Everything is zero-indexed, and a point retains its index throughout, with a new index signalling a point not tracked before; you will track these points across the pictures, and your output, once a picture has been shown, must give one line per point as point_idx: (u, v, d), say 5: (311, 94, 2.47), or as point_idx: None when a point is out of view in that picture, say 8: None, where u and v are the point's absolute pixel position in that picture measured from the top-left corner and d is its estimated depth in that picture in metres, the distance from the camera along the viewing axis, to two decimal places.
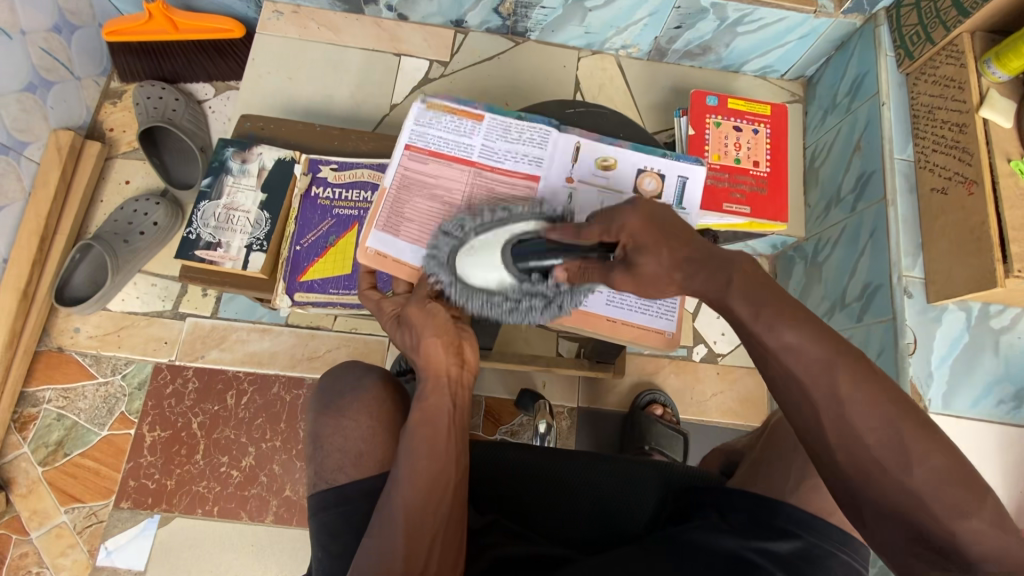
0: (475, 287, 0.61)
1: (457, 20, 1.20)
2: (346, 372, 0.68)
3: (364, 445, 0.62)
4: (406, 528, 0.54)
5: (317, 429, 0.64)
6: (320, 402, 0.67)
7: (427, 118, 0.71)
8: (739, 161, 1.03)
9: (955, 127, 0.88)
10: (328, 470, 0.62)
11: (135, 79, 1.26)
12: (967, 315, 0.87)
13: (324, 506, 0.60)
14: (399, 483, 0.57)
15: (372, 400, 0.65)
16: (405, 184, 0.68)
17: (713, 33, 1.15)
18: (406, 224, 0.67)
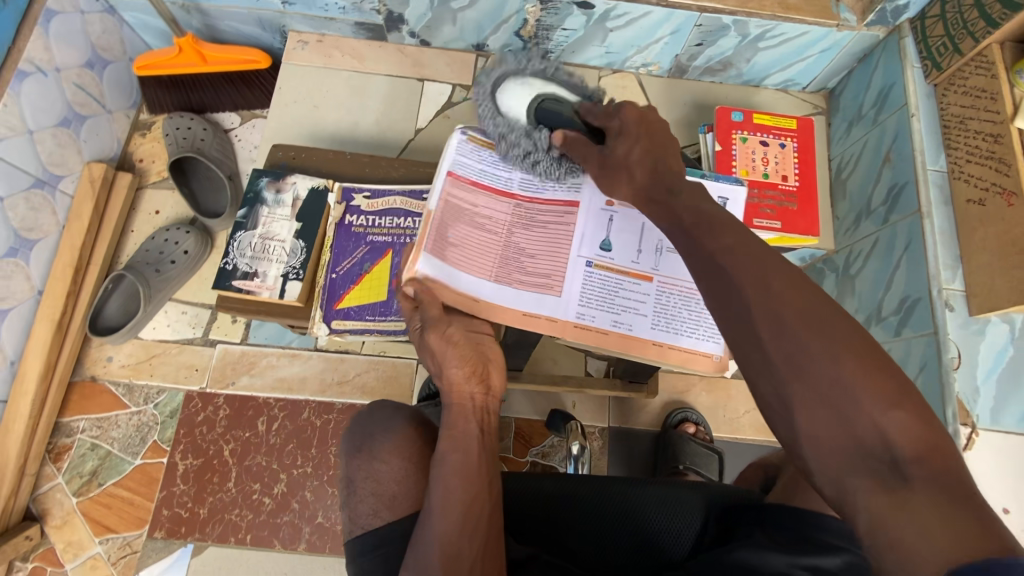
0: (509, 114, 0.71)
1: (479, 44, 1.21)
2: (374, 414, 0.67)
3: (397, 487, 0.61)
4: (444, 558, 0.54)
5: (348, 472, 0.63)
6: (351, 445, 0.66)
7: (466, 151, 0.71)
8: (767, 176, 1.03)
9: (989, 137, 0.87)
10: (362, 515, 0.61)
11: (164, 111, 1.29)
12: (1011, 327, 0.85)
13: (364, 549, 0.59)
14: (433, 514, 0.56)
15: (403, 436, 0.64)
16: (448, 213, 0.67)
17: (734, 48, 1.15)
18: (453, 249, 0.65)
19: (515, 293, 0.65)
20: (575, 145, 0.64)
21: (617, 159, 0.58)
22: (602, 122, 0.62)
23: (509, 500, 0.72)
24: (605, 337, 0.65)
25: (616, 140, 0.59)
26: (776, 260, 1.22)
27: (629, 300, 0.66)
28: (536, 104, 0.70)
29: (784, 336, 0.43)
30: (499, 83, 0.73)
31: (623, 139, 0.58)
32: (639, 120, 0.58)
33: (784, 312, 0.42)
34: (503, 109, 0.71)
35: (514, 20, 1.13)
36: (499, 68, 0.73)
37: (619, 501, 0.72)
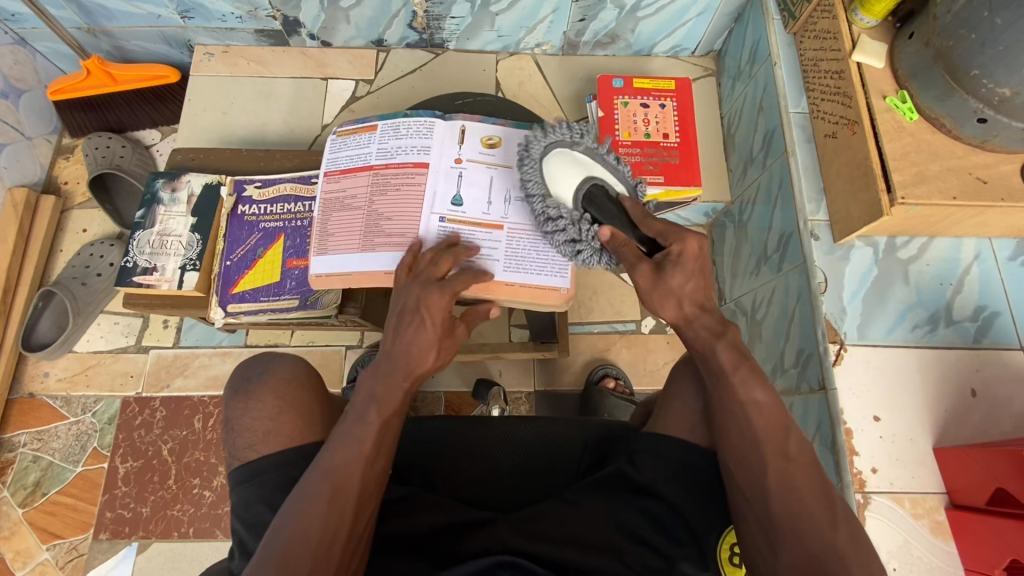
0: (552, 189, 0.63)
1: (377, 40, 1.27)
2: (257, 361, 0.67)
3: (271, 423, 0.61)
4: (358, 500, 0.53)
5: (226, 413, 0.63)
6: (232, 387, 0.65)
7: (334, 142, 0.79)
8: (649, 135, 1.08)
9: (835, 74, 0.93)
10: (240, 449, 0.61)
11: (85, 133, 1.33)
12: (873, 250, 0.91)
13: (241, 480, 0.60)
14: (360, 460, 0.55)
15: (279, 375, 0.64)
16: (324, 207, 0.76)
17: (616, 21, 1.21)
18: (332, 239, 0.74)
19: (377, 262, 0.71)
20: (618, 247, 0.60)
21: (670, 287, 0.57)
22: (661, 241, 0.58)
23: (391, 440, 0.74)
24: None
25: (668, 270, 0.57)
26: (682, 216, 1.29)
27: (484, 249, 0.71)
28: (585, 189, 0.62)
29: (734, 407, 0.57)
30: (547, 152, 0.62)
31: (679, 272, 0.57)
32: (697, 253, 0.58)
33: (778, 430, 0.56)
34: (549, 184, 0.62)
35: (403, 13, 1.18)
36: (548, 132, 0.62)
37: (503, 436, 0.74)
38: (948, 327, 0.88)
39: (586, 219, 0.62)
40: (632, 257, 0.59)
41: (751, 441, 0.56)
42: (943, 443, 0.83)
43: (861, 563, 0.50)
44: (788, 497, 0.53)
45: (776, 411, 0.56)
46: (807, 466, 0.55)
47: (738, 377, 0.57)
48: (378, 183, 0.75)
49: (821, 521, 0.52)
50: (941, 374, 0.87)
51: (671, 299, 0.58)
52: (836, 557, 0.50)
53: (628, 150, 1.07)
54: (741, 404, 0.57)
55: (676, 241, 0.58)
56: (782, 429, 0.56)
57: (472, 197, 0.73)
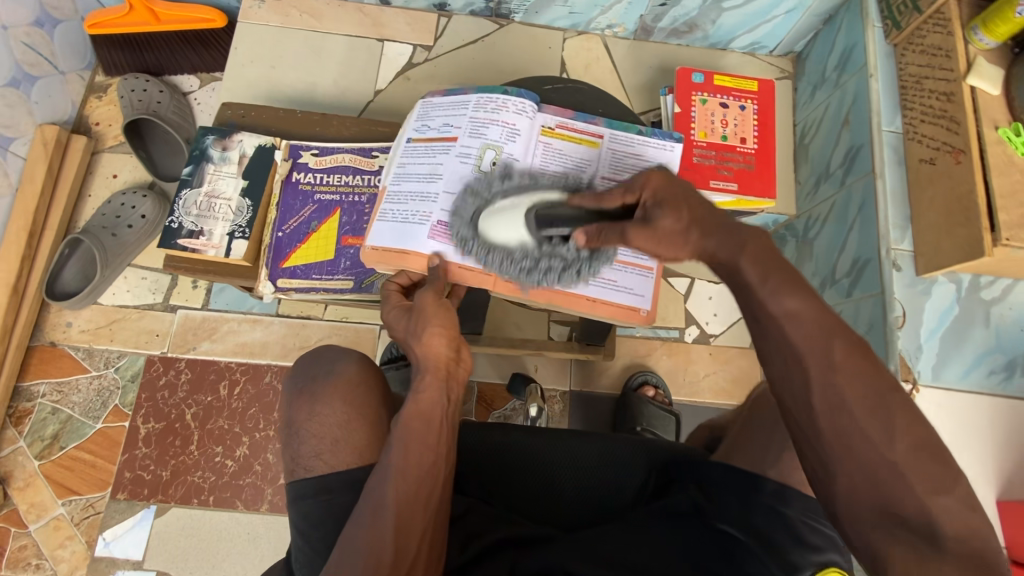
0: (496, 244, 0.65)
1: (440, 3, 1.19)
2: (321, 355, 0.65)
3: (339, 432, 0.59)
4: (397, 524, 0.51)
5: (291, 415, 0.61)
6: (295, 385, 0.63)
7: (423, 108, 0.73)
8: (725, 138, 1.02)
9: (942, 96, 0.87)
10: (304, 456, 0.59)
11: (119, 72, 1.26)
12: (957, 287, 0.86)
13: (306, 493, 0.57)
14: (388, 478, 0.53)
15: (346, 376, 0.61)
16: (399, 178, 0.71)
17: (699, 9, 1.13)
18: (402, 212, 0.69)
19: (456, 253, 0.66)
20: (601, 237, 0.53)
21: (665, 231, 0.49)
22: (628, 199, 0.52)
23: None
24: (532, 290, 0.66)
25: (654, 215, 0.50)
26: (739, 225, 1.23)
27: None
28: (530, 219, 0.60)
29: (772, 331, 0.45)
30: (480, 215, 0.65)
31: (664, 212, 0.49)
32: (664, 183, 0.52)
33: (820, 337, 0.43)
34: (495, 241, 0.64)
35: None
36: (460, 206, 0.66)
37: (563, 452, 0.72)
38: None
39: (553, 241, 0.60)
40: (617, 235, 0.51)
41: (789, 360, 0.45)
42: (1007, 497, 0.81)
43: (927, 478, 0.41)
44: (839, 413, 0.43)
45: (816, 317, 0.44)
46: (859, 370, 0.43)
47: (769, 289, 0.44)
48: (460, 163, 0.68)
49: (877, 439, 0.42)
50: (1012, 424, 0.84)
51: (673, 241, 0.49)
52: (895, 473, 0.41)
53: (702, 151, 1.01)
54: (773, 320, 0.45)
55: (641, 189, 0.52)
56: (827, 333, 0.43)
57: None
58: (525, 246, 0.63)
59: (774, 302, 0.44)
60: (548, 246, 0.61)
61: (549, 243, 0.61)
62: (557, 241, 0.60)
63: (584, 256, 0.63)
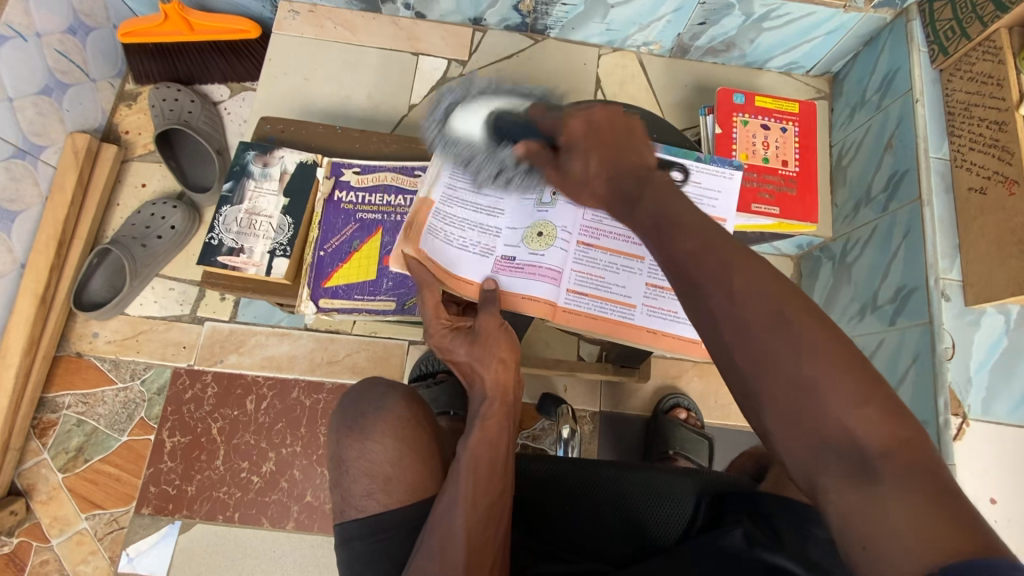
0: (459, 136, 0.63)
1: (476, 18, 1.18)
2: (367, 390, 0.63)
3: (391, 469, 0.57)
4: (469, 551, 0.52)
5: (341, 452, 0.60)
6: (342, 421, 0.62)
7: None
8: (767, 160, 1.01)
9: (994, 125, 0.86)
10: (356, 497, 0.58)
11: (150, 81, 1.25)
12: (1006, 318, 0.84)
13: (355, 535, 0.56)
14: (459, 505, 0.54)
15: (395, 415, 0.60)
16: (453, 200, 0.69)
17: (738, 29, 1.12)
18: (456, 237, 0.67)
19: (518, 284, 0.65)
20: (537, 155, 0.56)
21: (576, 175, 0.52)
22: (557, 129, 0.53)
23: None
24: (593, 321, 0.65)
25: (568, 157, 0.52)
26: (773, 247, 1.20)
27: (623, 284, 0.66)
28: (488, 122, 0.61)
29: None
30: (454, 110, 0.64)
31: (576, 157, 0.51)
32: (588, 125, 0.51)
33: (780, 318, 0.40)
34: (457, 131, 0.63)
35: None
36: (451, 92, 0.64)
37: (607, 486, 0.70)
38: None
39: (502, 147, 0.61)
40: (545, 161, 0.55)
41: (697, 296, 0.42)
42: None
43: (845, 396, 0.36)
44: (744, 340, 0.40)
45: (717, 247, 0.41)
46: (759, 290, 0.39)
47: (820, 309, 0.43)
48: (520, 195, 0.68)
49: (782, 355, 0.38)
50: None
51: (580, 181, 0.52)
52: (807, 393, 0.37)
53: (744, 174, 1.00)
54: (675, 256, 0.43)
55: (569, 122, 0.52)
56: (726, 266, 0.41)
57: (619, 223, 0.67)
58: (477, 146, 0.62)
59: (713, 275, 0.42)
60: (497, 151, 0.61)
61: (499, 149, 0.61)
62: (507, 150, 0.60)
63: (524, 171, 0.62)
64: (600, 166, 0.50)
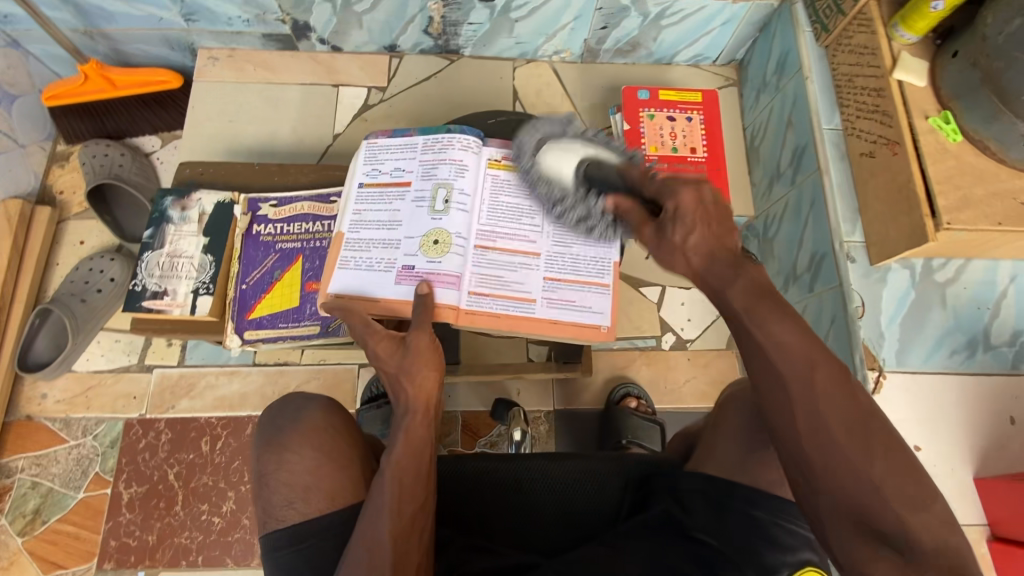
0: (546, 174, 0.64)
1: (390, 45, 1.22)
2: (284, 407, 0.65)
3: (310, 478, 0.59)
4: (393, 557, 0.51)
5: (259, 467, 0.61)
6: (261, 438, 0.63)
7: (370, 150, 0.75)
8: (676, 149, 1.05)
9: (873, 92, 0.90)
10: (276, 507, 0.59)
11: (80, 140, 1.27)
12: (911, 272, 0.89)
13: (280, 544, 0.57)
14: (381, 516, 0.53)
15: (312, 425, 0.62)
16: (357, 225, 0.72)
17: (639, 29, 1.17)
18: (362, 258, 0.71)
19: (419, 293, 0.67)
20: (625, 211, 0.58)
21: (672, 244, 0.53)
22: (659, 197, 0.54)
23: None
24: (495, 319, 0.68)
25: (667, 228, 0.53)
26: None
27: (522, 281, 0.69)
28: (581, 167, 0.62)
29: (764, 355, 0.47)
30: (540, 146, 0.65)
31: (679, 228, 0.52)
32: (697, 202, 0.52)
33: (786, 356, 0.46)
34: (543, 163, 0.63)
35: (419, 18, 1.13)
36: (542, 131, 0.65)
37: (539, 476, 0.72)
38: (986, 353, 0.87)
39: (587, 196, 0.62)
40: (637, 219, 0.57)
41: (773, 381, 0.47)
42: (984, 474, 0.81)
43: (907, 500, 0.42)
44: (818, 435, 0.45)
45: (800, 345, 0.46)
46: (836, 396, 0.45)
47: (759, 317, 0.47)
48: (415, 207, 0.71)
49: (854, 457, 0.43)
50: (977, 401, 0.85)
51: (674, 255, 0.53)
52: (877, 494, 0.42)
53: (655, 165, 1.04)
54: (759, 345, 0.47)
55: (670, 197, 0.53)
56: (809, 360, 0.45)
57: (511, 224, 0.70)
58: (566, 187, 0.63)
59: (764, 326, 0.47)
60: (579, 198, 0.63)
61: (581, 196, 0.62)
62: (592, 197, 0.62)
63: (605, 220, 0.64)
64: (710, 237, 0.51)
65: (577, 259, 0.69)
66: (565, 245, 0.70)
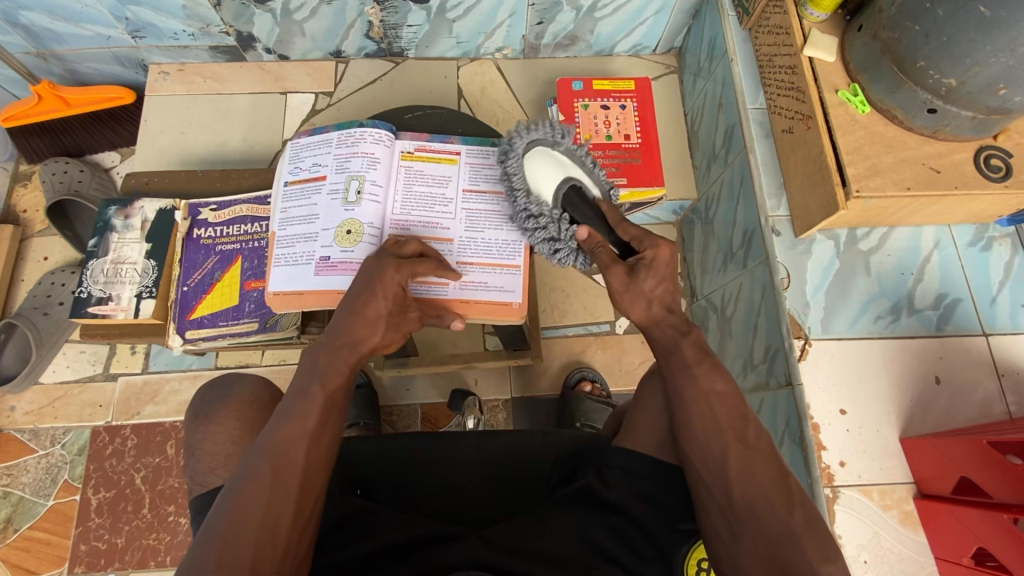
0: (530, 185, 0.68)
1: (335, 51, 1.26)
2: (217, 383, 0.67)
3: (233, 447, 0.61)
4: (303, 480, 0.50)
5: (186, 439, 0.63)
6: (193, 414, 0.65)
7: (292, 150, 0.77)
8: (610, 137, 1.08)
9: (789, 70, 0.93)
10: (201, 473, 0.61)
11: (41, 159, 1.31)
12: (835, 243, 0.92)
13: (204, 510, 0.59)
14: (301, 440, 0.51)
15: (242, 401, 0.64)
16: (284, 222, 0.75)
17: (575, 22, 1.20)
18: (288, 254, 0.73)
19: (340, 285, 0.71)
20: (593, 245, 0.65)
21: (640, 288, 0.62)
22: (638, 246, 0.64)
23: (354, 460, 0.73)
24: None
25: (641, 273, 0.62)
26: (650, 216, 1.29)
27: None
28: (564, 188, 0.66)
29: (701, 400, 0.58)
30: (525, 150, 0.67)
31: (651, 275, 0.62)
32: (668, 259, 0.63)
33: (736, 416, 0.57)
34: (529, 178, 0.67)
35: (359, 23, 1.16)
36: (531, 129, 0.67)
37: (472, 450, 0.74)
38: (911, 316, 0.89)
39: (564, 221, 0.67)
40: (608, 258, 0.65)
41: (712, 427, 0.56)
42: (909, 434, 0.83)
43: (817, 546, 0.50)
44: (748, 485, 0.54)
45: (734, 400, 0.58)
46: (763, 455, 0.55)
47: (703, 368, 0.59)
48: (331, 200, 0.74)
49: (778, 504, 0.52)
50: (903, 363, 0.87)
51: (641, 300, 0.62)
52: (794, 542, 0.50)
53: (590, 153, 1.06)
54: (704, 395, 0.58)
55: (650, 248, 0.63)
56: (741, 420, 0.57)
57: (423, 213, 0.75)
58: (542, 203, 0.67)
59: (707, 380, 0.58)
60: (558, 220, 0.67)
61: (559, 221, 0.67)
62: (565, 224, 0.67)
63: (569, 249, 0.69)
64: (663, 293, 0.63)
65: (488, 244, 0.74)
66: (476, 231, 0.74)
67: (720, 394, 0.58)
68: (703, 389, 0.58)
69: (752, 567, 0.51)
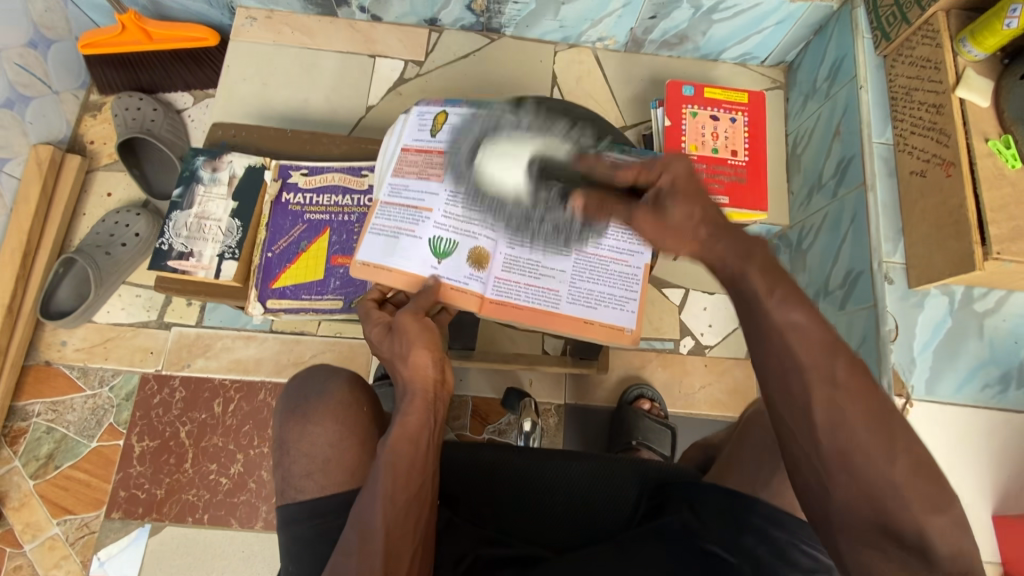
0: (493, 184, 0.68)
1: (431, 19, 1.20)
2: (312, 376, 0.66)
3: (330, 451, 0.60)
4: (385, 546, 0.51)
5: (281, 434, 0.62)
6: (287, 406, 0.64)
7: (414, 121, 0.75)
8: (716, 151, 1.02)
9: (932, 108, 0.86)
10: (296, 477, 0.60)
11: (114, 92, 1.26)
12: (950, 299, 0.86)
13: (297, 517, 0.58)
14: (377, 505, 0.52)
15: (339, 398, 0.62)
16: (393, 193, 0.71)
17: (689, 21, 1.13)
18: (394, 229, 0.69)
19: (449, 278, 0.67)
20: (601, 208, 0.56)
21: (675, 223, 0.49)
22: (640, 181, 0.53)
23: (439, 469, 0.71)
24: (519, 311, 0.68)
25: (664, 204, 0.50)
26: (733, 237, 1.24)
27: (550, 273, 0.69)
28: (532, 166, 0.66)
29: (772, 338, 0.42)
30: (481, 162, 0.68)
31: (675, 200, 0.49)
32: (687, 174, 0.50)
33: (821, 353, 0.41)
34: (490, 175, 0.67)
35: None
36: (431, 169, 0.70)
37: (552, 472, 0.71)
38: (1020, 390, 0.84)
39: (549, 194, 0.65)
40: (623, 212, 0.53)
41: (788, 369, 0.42)
42: (1003, 512, 0.80)
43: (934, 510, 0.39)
44: (839, 438, 0.40)
45: (820, 331, 0.41)
46: (866, 394, 0.40)
47: (775, 299, 0.42)
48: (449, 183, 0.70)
49: (879, 458, 0.39)
50: (1005, 438, 0.83)
51: (686, 232, 0.49)
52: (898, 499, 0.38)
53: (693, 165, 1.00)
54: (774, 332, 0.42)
55: (661, 172, 0.51)
56: (830, 351, 0.40)
57: None
58: (521, 191, 0.67)
59: (779, 313, 0.42)
60: (544, 192, 0.66)
61: (544, 191, 0.66)
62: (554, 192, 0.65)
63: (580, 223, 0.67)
64: (703, 217, 0.48)
65: (607, 260, 0.70)
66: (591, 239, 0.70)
67: (799, 327, 0.41)
68: (773, 323, 0.42)
69: (850, 533, 0.40)
